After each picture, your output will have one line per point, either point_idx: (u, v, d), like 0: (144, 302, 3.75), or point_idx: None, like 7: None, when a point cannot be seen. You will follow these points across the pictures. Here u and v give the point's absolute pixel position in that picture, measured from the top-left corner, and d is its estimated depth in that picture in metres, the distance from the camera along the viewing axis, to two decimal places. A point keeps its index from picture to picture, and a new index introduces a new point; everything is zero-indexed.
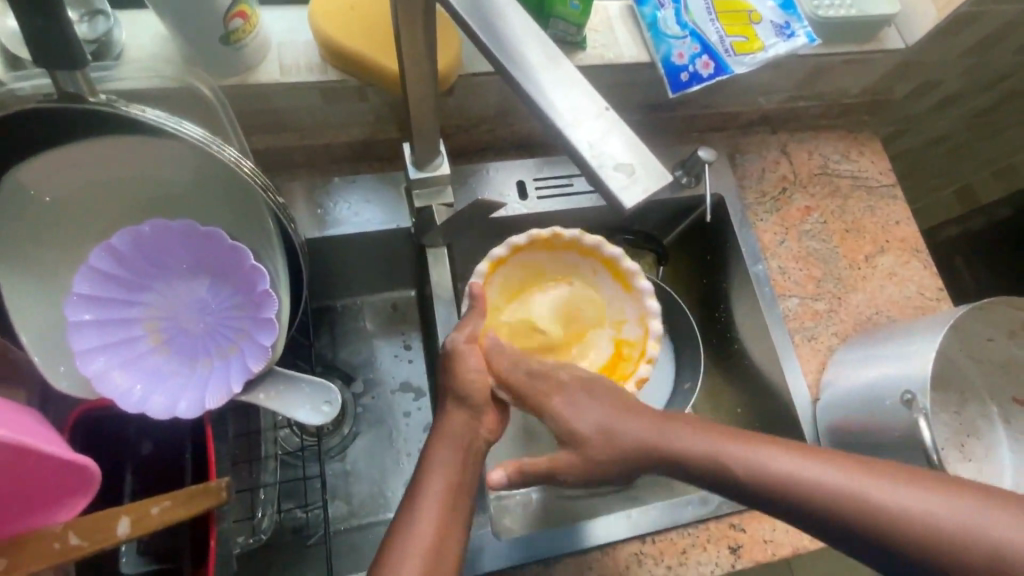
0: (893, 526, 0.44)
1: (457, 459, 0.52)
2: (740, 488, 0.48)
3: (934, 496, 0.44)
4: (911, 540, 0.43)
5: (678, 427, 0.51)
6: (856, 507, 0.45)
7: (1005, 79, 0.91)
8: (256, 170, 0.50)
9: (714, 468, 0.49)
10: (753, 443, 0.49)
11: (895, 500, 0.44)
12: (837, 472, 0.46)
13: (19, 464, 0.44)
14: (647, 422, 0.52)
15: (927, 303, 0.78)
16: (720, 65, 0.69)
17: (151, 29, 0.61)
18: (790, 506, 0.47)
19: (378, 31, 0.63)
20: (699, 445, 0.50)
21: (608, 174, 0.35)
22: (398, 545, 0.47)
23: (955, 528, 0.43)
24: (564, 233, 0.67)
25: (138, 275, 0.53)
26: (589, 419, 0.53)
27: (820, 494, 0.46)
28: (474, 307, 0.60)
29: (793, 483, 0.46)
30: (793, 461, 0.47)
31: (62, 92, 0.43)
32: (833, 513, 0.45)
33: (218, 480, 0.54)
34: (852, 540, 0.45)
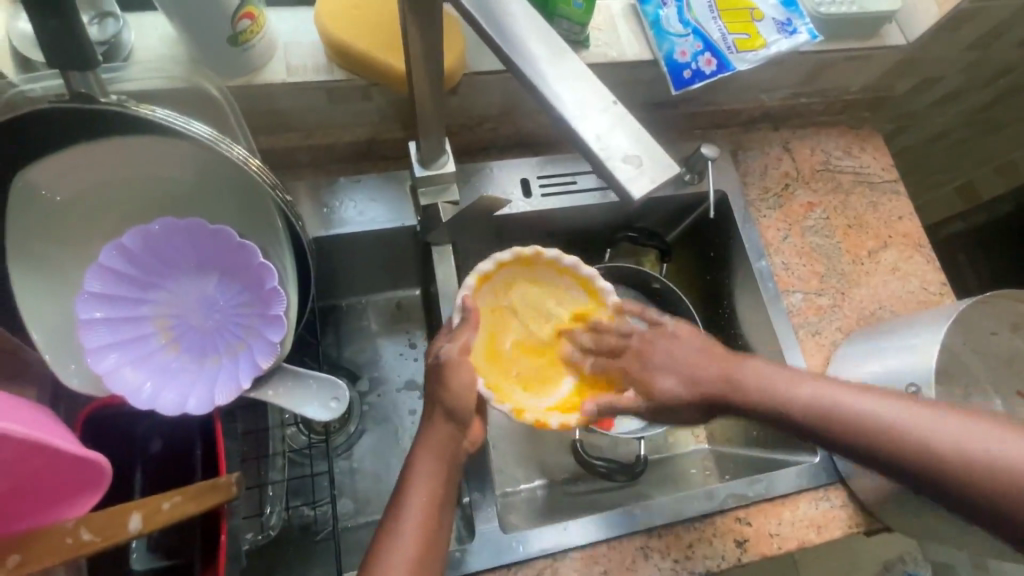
0: (928, 453, 0.47)
1: (438, 468, 0.53)
2: (783, 417, 0.54)
3: (971, 426, 0.47)
4: (946, 467, 0.47)
5: (741, 365, 0.57)
6: (904, 435, 0.49)
7: (1005, 75, 0.92)
8: (265, 168, 0.50)
9: (756, 400, 0.55)
10: (806, 378, 0.55)
11: (934, 425, 0.48)
12: (876, 400, 0.51)
13: (33, 458, 0.45)
14: (710, 359, 0.58)
15: (931, 297, 0.78)
16: (722, 62, 0.69)
17: (159, 31, 0.62)
18: (831, 435, 0.52)
19: (383, 30, 0.64)
20: (745, 373, 0.56)
21: (615, 166, 0.35)
22: (380, 561, 0.49)
23: (989, 455, 0.45)
24: (547, 253, 0.66)
25: (147, 273, 0.54)
26: (669, 380, 0.59)
27: (867, 423, 0.50)
28: (465, 320, 0.58)
29: (832, 410, 0.52)
30: (844, 394, 0.52)
31: (74, 92, 0.43)
32: (884, 442, 0.49)
33: (228, 476, 0.54)
34: (899, 469, 0.49)
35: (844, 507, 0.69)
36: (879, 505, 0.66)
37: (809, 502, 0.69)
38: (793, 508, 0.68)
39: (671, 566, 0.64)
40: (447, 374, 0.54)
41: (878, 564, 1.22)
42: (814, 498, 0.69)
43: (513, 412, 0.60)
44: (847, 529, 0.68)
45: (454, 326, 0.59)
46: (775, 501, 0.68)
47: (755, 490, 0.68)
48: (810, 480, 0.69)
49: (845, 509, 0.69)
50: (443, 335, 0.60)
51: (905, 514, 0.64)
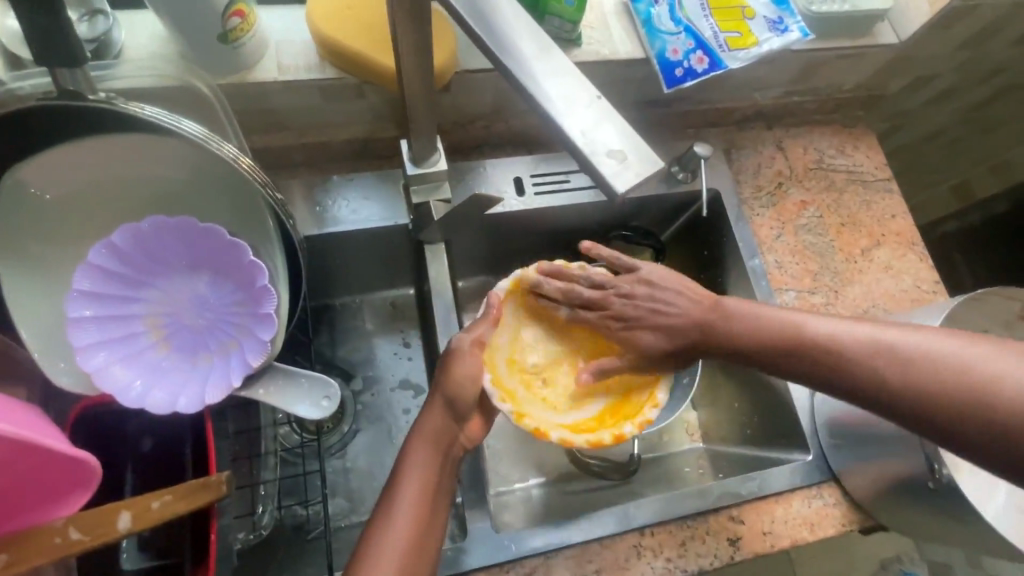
0: (902, 372, 0.49)
1: (432, 458, 0.53)
2: (765, 351, 0.57)
3: (947, 345, 0.48)
4: (918, 384, 0.48)
5: (727, 303, 0.59)
6: (874, 354, 0.51)
7: (998, 74, 0.92)
8: (256, 166, 0.50)
9: (738, 335, 0.58)
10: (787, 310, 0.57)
11: (906, 345, 0.50)
12: (851, 324, 0.54)
13: (22, 457, 0.44)
14: (693, 303, 0.60)
15: (924, 295, 0.78)
16: (714, 61, 0.69)
17: (150, 29, 0.62)
18: (809, 364, 0.54)
19: (375, 29, 0.64)
20: (729, 313, 0.59)
21: (601, 161, 0.35)
22: (372, 550, 0.48)
23: (962, 369, 0.47)
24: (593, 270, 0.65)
25: (137, 272, 0.53)
26: (648, 334, 0.60)
27: (840, 345, 0.53)
28: (486, 315, 0.60)
29: (811, 340, 0.54)
30: (823, 321, 0.55)
31: (62, 89, 0.43)
32: (855, 362, 0.52)
33: (219, 475, 0.53)
34: (872, 390, 0.51)
35: (838, 505, 0.69)
36: (872, 503, 0.66)
37: (802, 501, 0.69)
38: (786, 506, 0.68)
39: (663, 565, 0.64)
40: (453, 361, 0.56)
41: (875, 564, 1.22)
42: (808, 496, 0.69)
43: (514, 414, 0.58)
44: (840, 527, 0.68)
45: (473, 319, 0.60)
46: (768, 499, 0.68)
47: (749, 488, 0.68)
48: (803, 478, 0.69)
49: (838, 507, 0.69)
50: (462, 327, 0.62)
51: (898, 512, 0.64)
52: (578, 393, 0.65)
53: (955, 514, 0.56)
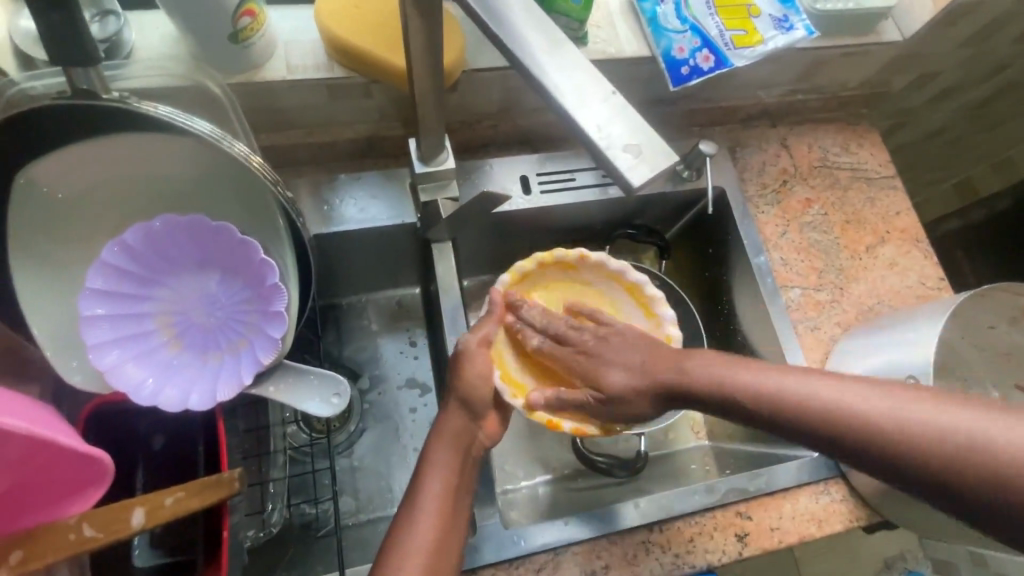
0: (883, 434, 0.41)
1: (454, 457, 0.54)
2: (730, 406, 0.49)
3: (937, 404, 0.40)
4: (903, 446, 0.40)
5: (689, 359, 0.53)
6: (845, 419, 0.42)
7: (1002, 71, 0.92)
8: (266, 165, 0.51)
9: (693, 390, 0.51)
10: (751, 365, 0.50)
11: (879, 406, 0.41)
12: (815, 382, 0.45)
13: (38, 455, 0.45)
14: (651, 354, 0.56)
15: (929, 292, 0.78)
16: (720, 59, 0.70)
17: (160, 29, 0.62)
18: (779, 426, 0.46)
19: (383, 28, 0.64)
20: (688, 364, 0.53)
21: (616, 154, 0.36)
22: (398, 550, 0.48)
23: (954, 437, 0.38)
24: (591, 256, 0.70)
25: (149, 271, 0.54)
26: (616, 372, 0.57)
27: (806, 407, 0.45)
28: (491, 313, 0.64)
29: (773, 400, 0.47)
30: (782, 378, 0.47)
31: (76, 88, 0.43)
32: (821, 428, 0.44)
33: (232, 471, 0.53)
34: (848, 460, 0.43)
35: (845, 500, 0.69)
36: (879, 499, 0.66)
37: (809, 496, 0.69)
38: (793, 502, 0.68)
39: (672, 561, 0.65)
40: (465, 361, 0.58)
41: (878, 562, 1.23)
42: (815, 492, 0.69)
43: (525, 408, 0.61)
44: (847, 523, 0.69)
45: (478, 318, 0.64)
46: (775, 495, 0.68)
47: (756, 485, 0.68)
48: (810, 474, 0.69)
49: (845, 502, 0.69)
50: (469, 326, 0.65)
51: (905, 507, 0.64)
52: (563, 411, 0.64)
53: None
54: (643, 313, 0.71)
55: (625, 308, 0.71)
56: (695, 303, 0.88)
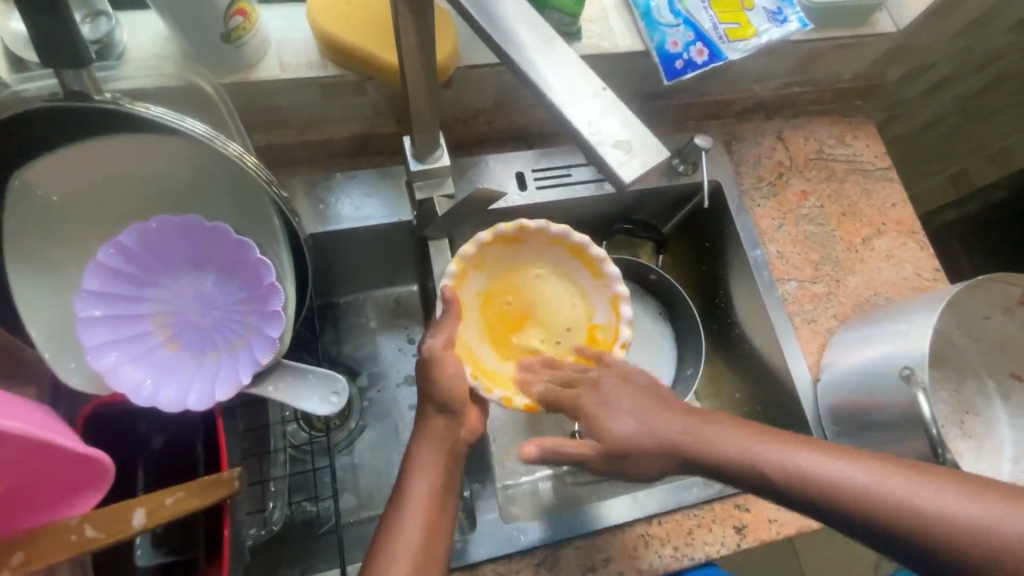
0: (939, 528, 0.44)
1: (439, 456, 0.53)
2: (755, 483, 0.49)
3: (956, 495, 0.44)
4: (941, 539, 0.44)
5: (705, 423, 0.51)
6: (876, 499, 0.45)
7: (997, 60, 0.92)
8: (261, 164, 0.50)
9: (724, 466, 0.50)
10: (780, 441, 0.49)
11: (906, 493, 0.45)
12: (842, 465, 0.47)
13: (38, 456, 0.45)
14: (668, 420, 0.52)
15: (925, 283, 0.78)
16: (713, 52, 0.70)
17: (152, 29, 0.62)
18: (807, 503, 0.47)
19: (374, 26, 0.64)
20: (722, 438, 0.50)
21: (606, 150, 0.36)
22: (386, 549, 0.49)
23: (972, 524, 0.43)
24: (529, 224, 0.65)
25: (145, 271, 0.54)
26: (628, 421, 0.52)
27: (842, 489, 0.46)
28: (447, 312, 0.58)
29: (806, 479, 0.47)
30: (814, 457, 0.48)
31: (68, 90, 0.43)
32: (852, 508, 0.46)
33: (232, 470, 0.53)
34: (873, 535, 0.46)
35: None
36: None
37: None
38: None
39: (671, 553, 0.65)
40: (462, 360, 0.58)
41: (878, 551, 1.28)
42: None
43: (503, 400, 0.60)
44: None
45: (437, 318, 0.58)
46: None
47: None
48: None
49: None
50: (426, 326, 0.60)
51: None
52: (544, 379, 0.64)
53: None
54: (588, 274, 0.68)
55: (572, 272, 0.69)
56: (692, 298, 0.88)
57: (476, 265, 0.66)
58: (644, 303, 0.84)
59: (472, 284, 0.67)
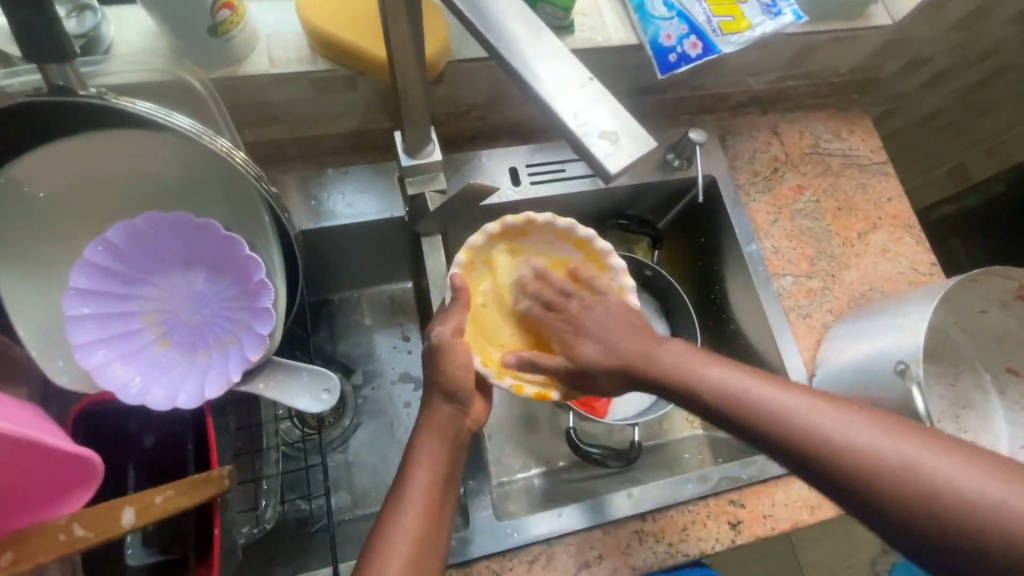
0: (890, 473, 0.42)
1: (439, 447, 0.52)
2: (697, 404, 0.51)
3: (900, 441, 0.43)
4: (875, 482, 0.42)
5: (662, 347, 0.55)
6: (810, 429, 0.45)
7: (993, 54, 0.92)
8: (249, 160, 0.50)
9: (671, 386, 0.52)
10: (731, 367, 0.51)
11: (846, 429, 0.44)
12: (787, 394, 0.48)
13: (26, 456, 0.44)
14: (627, 339, 0.56)
15: (921, 278, 0.78)
16: (707, 45, 0.69)
17: (139, 24, 0.62)
18: (742, 424, 0.49)
19: (365, 20, 0.63)
20: (682, 366, 0.53)
21: (594, 142, 0.35)
22: (385, 539, 0.48)
23: (910, 470, 0.41)
24: (536, 217, 0.64)
25: (134, 269, 0.53)
26: (590, 347, 0.57)
27: (778, 415, 0.47)
28: (457, 299, 0.57)
29: (745, 401, 0.49)
30: (759, 384, 0.49)
31: (52, 85, 0.42)
32: (782, 435, 0.46)
33: (221, 469, 0.53)
34: (803, 466, 0.46)
35: None
36: None
37: (802, 483, 0.69)
38: (786, 489, 0.69)
39: (666, 550, 0.65)
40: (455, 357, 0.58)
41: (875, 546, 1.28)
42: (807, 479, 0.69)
43: (513, 388, 0.59)
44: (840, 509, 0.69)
45: (445, 306, 0.58)
46: (768, 483, 0.69)
47: (749, 473, 0.68)
48: None
49: None
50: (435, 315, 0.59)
51: None
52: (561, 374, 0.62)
53: None
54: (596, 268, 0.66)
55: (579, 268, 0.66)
56: (688, 293, 0.88)
57: (483, 260, 0.65)
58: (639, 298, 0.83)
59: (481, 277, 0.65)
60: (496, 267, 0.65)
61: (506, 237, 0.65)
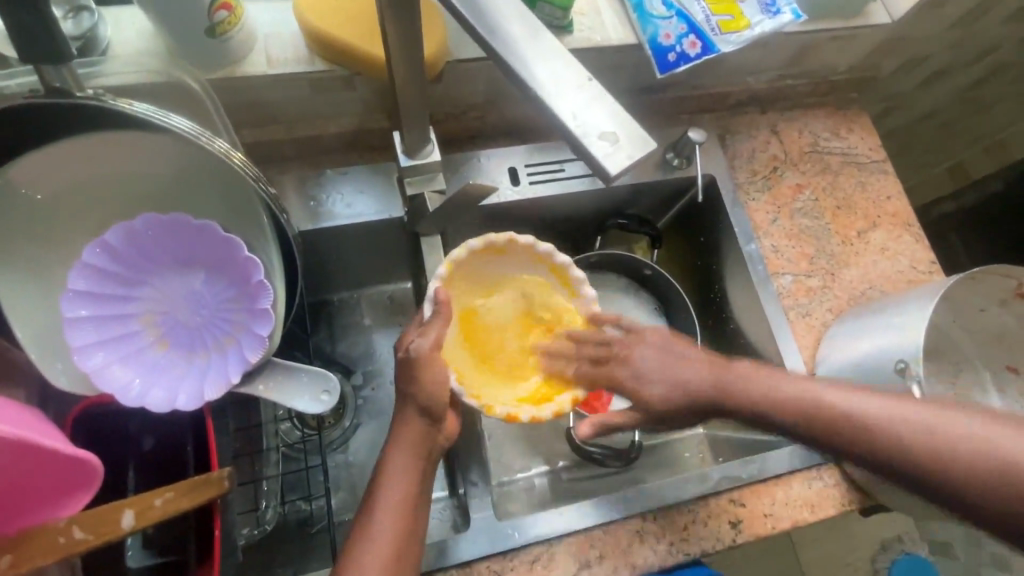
0: (976, 460, 0.45)
1: (413, 461, 0.52)
2: (770, 420, 0.54)
3: (972, 425, 0.46)
4: (955, 474, 0.46)
5: (727, 368, 0.57)
6: (884, 430, 0.49)
7: (991, 52, 0.92)
8: (248, 162, 0.50)
9: (743, 406, 0.55)
10: (795, 379, 0.54)
11: (917, 424, 0.48)
12: (856, 398, 0.51)
13: (24, 459, 0.44)
14: (688, 367, 0.58)
15: (920, 276, 0.78)
16: (706, 44, 0.69)
17: (137, 26, 0.61)
18: (816, 436, 0.52)
19: (362, 20, 0.63)
20: (754, 380, 0.55)
21: (593, 143, 0.35)
22: (357, 553, 0.48)
23: (987, 453, 0.45)
24: (518, 239, 0.64)
25: (132, 270, 0.53)
26: (654, 383, 0.58)
27: (851, 421, 0.50)
28: (438, 313, 0.56)
29: (819, 410, 0.51)
30: (826, 390, 0.52)
31: (49, 86, 0.42)
32: (857, 439, 0.50)
33: (221, 470, 0.53)
34: (882, 468, 0.49)
35: (837, 485, 0.70)
36: (872, 483, 0.67)
37: (802, 482, 0.69)
38: (786, 488, 0.69)
39: (666, 549, 0.65)
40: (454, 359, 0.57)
41: (876, 542, 1.29)
42: (807, 478, 0.70)
43: (484, 407, 0.58)
44: (840, 507, 0.69)
45: (426, 319, 0.57)
46: (768, 482, 0.69)
47: (749, 472, 0.68)
48: (802, 461, 0.70)
49: (837, 487, 0.70)
50: (414, 329, 0.57)
51: (898, 491, 0.64)
52: (530, 399, 0.62)
53: None
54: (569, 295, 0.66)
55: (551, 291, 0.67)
56: (688, 292, 0.88)
57: (460, 274, 0.65)
58: (639, 298, 0.83)
59: (458, 290, 0.65)
60: (471, 281, 0.66)
61: (485, 255, 0.65)
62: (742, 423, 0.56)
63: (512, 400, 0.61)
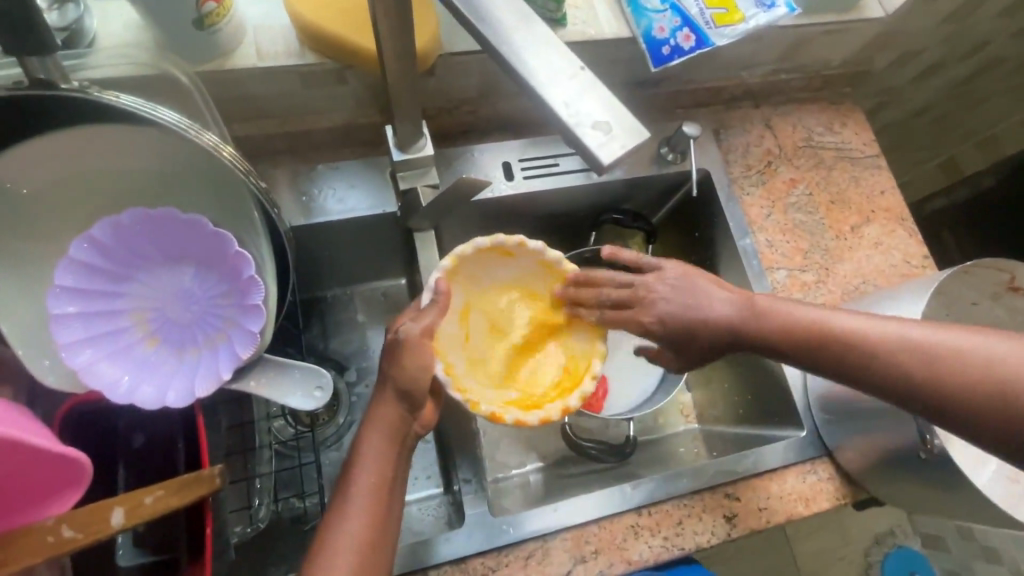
0: (985, 378, 0.47)
1: (387, 445, 0.51)
2: (785, 347, 0.55)
3: (973, 337, 0.48)
4: (960, 389, 0.47)
5: (754, 297, 0.57)
6: (892, 350, 0.50)
7: (984, 47, 0.92)
8: (238, 155, 0.49)
9: (766, 335, 0.56)
10: (806, 307, 0.56)
11: (923, 341, 0.50)
12: (865, 320, 0.52)
13: (9, 456, 0.43)
14: (720, 300, 0.57)
15: (913, 270, 0.78)
16: (701, 37, 0.69)
17: (125, 17, 0.61)
18: (828, 359, 0.53)
19: (353, 13, 0.62)
20: (778, 307, 0.56)
21: (586, 132, 0.35)
22: (328, 541, 0.47)
23: (985, 363, 0.47)
24: (528, 244, 0.63)
25: (121, 266, 0.53)
26: (685, 312, 0.58)
27: (859, 343, 0.52)
28: (435, 301, 0.56)
29: (830, 333, 0.53)
30: (835, 314, 0.54)
31: (33, 79, 0.41)
32: (865, 358, 0.51)
33: (212, 469, 0.53)
34: (889, 387, 0.51)
35: (831, 479, 0.70)
36: (864, 476, 0.67)
37: (797, 476, 0.70)
38: (781, 481, 0.69)
39: (660, 544, 0.65)
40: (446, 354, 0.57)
41: (869, 536, 1.30)
42: (802, 472, 0.70)
43: (469, 403, 0.58)
44: (834, 501, 0.69)
45: (422, 307, 0.56)
46: (762, 476, 0.69)
47: (743, 465, 0.68)
48: (796, 455, 0.70)
49: (831, 481, 0.70)
50: (409, 313, 0.57)
51: (891, 484, 0.65)
52: (518, 402, 0.61)
53: (946, 482, 0.57)
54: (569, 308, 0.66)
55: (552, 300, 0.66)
56: None
57: (463, 270, 0.64)
58: None
59: (460, 284, 0.64)
60: (473, 278, 0.65)
61: (492, 254, 0.64)
62: (762, 352, 0.57)
63: (499, 401, 0.60)
